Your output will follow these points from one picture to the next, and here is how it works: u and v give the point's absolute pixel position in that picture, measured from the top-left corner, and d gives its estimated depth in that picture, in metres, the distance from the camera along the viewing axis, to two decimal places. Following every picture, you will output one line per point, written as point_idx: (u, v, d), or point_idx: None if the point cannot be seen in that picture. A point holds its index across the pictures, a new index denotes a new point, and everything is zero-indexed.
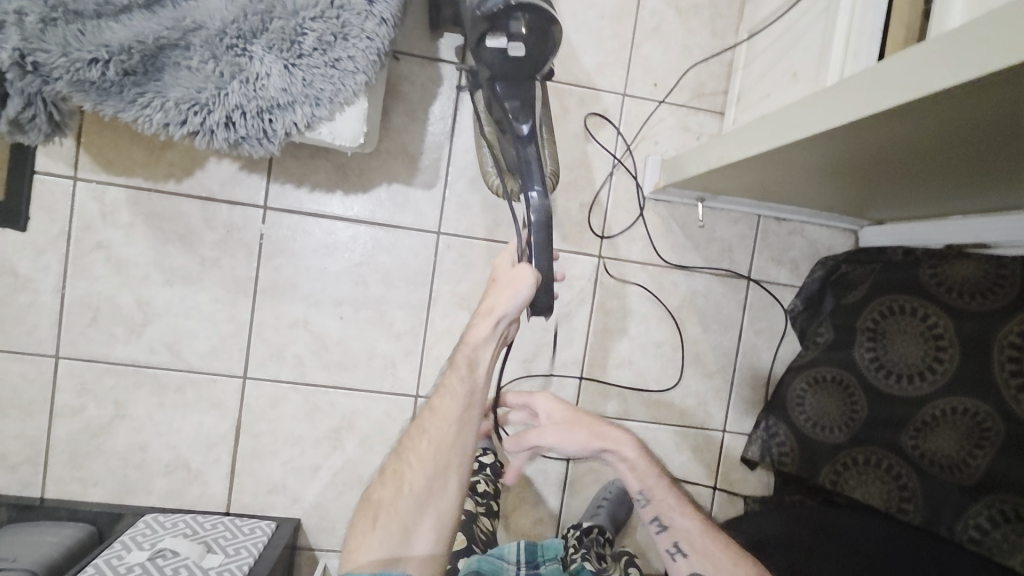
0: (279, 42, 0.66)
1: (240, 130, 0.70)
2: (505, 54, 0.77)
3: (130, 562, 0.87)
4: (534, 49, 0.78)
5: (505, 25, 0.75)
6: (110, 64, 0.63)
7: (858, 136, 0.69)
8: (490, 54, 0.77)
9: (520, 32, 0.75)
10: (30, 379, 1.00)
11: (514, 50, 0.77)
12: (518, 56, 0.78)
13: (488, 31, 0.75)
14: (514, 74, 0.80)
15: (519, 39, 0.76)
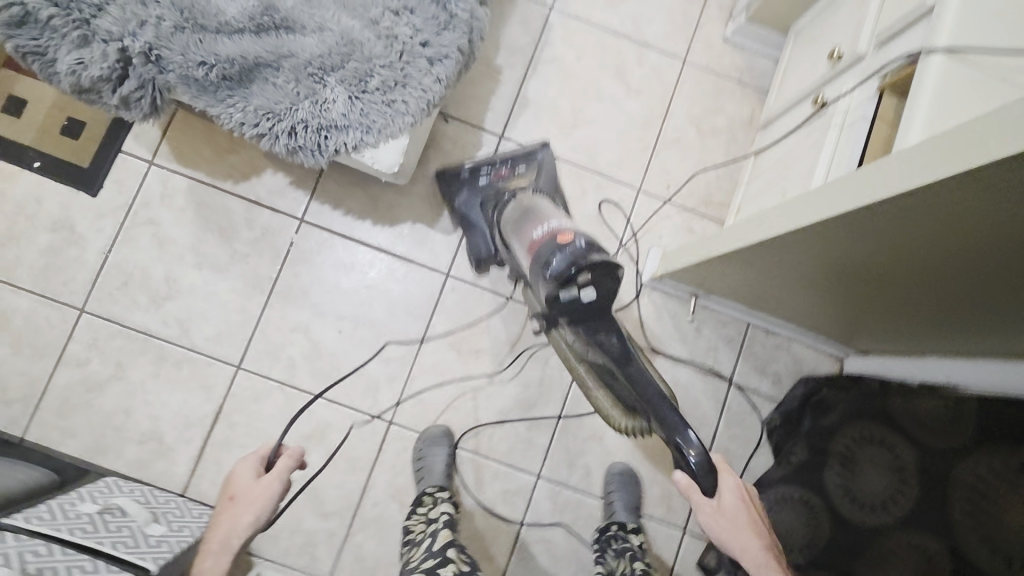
0: (349, 80, 0.80)
1: (299, 140, 0.81)
2: (580, 301, 0.88)
3: (79, 510, 0.89)
4: (604, 288, 0.89)
5: (570, 279, 0.86)
6: (213, 68, 0.77)
7: (833, 239, 0.75)
8: (565, 300, 0.88)
9: (586, 279, 0.87)
10: (52, 324, 1.10)
11: (587, 294, 0.87)
12: (590, 301, 0.88)
13: (560, 288, 0.87)
14: (584, 315, 0.91)
15: (587, 284, 0.87)
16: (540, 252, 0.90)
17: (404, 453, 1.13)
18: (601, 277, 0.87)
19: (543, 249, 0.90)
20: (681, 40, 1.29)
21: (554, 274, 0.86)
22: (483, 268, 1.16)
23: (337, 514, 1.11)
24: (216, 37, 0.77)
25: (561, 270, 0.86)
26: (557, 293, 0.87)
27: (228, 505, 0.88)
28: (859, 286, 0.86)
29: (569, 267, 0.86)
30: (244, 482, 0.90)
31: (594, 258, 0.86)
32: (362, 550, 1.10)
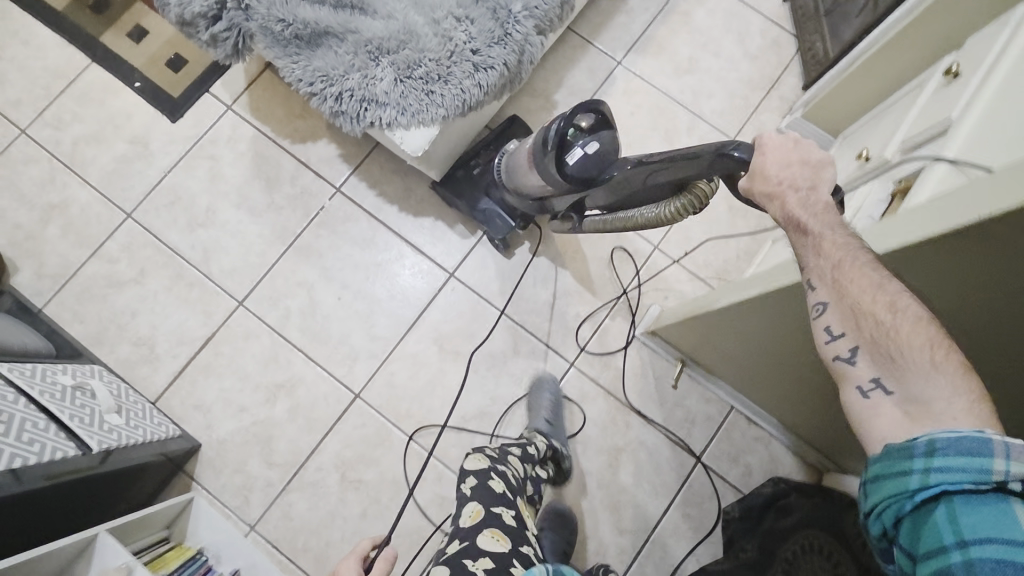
0: (400, 63, 0.89)
1: (342, 106, 0.90)
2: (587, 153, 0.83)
3: (57, 379, 0.95)
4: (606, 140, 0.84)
5: (567, 142, 0.84)
6: (289, 26, 0.88)
7: None
8: (574, 171, 0.84)
9: (584, 130, 0.84)
10: (101, 220, 1.22)
11: (590, 145, 0.83)
12: (597, 151, 0.83)
13: (564, 157, 0.84)
14: (606, 164, 0.83)
15: (589, 138, 0.84)
16: (540, 139, 0.88)
17: (361, 428, 1.16)
18: (598, 124, 0.84)
19: (540, 138, 0.88)
20: (734, 121, 1.33)
21: (556, 145, 0.84)
22: (508, 248, 1.23)
23: (281, 466, 1.14)
24: (300, 3, 0.89)
25: (558, 138, 0.84)
26: (568, 164, 0.84)
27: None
28: (820, 379, 0.85)
29: (565, 133, 0.84)
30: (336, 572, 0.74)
31: (591, 109, 0.84)
32: (292, 509, 1.12)
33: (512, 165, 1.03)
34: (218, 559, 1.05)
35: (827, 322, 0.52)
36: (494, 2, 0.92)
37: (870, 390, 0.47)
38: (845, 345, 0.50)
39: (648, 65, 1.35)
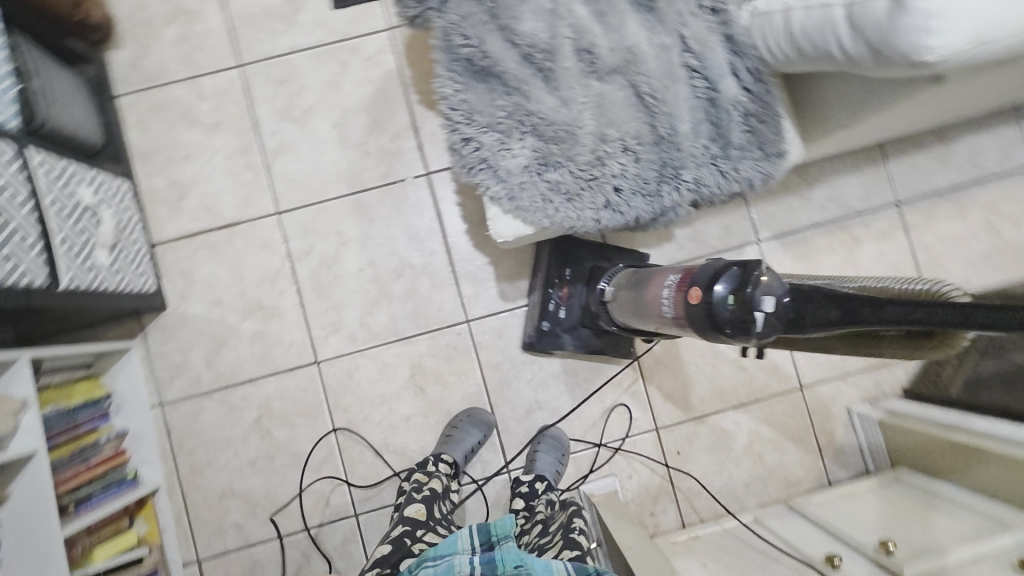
0: (540, 154, 0.81)
1: (463, 151, 0.83)
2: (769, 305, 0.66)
3: (76, 191, 0.96)
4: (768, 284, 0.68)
5: (733, 318, 0.68)
6: (469, 48, 0.81)
7: None
8: (763, 330, 0.67)
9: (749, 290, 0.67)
10: (213, 52, 1.19)
11: (766, 302, 0.66)
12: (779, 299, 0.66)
13: (749, 330, 0.67)
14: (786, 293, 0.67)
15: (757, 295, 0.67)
16: (699, 322, 0.72)
17: (298, 390, 1.16)
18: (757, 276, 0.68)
19: (698, 319, 0.73)
20: (817, 371, 1.21)
21: (727, 308, 0.69)
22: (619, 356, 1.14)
23: (216, 373, 1.16)
24: (494, 32, 0.81)
25: (724, 320, 0.69)
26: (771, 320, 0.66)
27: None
28: None
29: (720, 307, 0.69)
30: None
31: (726, 270, 0.70)
32: (201, 414, 1.15)
33: (647, 316, 0.89)
34: (117, 410, 1.13)
35: None
36: (671, 155, 0.82)
37: None
38: None
39: (781, 261, 1.22)
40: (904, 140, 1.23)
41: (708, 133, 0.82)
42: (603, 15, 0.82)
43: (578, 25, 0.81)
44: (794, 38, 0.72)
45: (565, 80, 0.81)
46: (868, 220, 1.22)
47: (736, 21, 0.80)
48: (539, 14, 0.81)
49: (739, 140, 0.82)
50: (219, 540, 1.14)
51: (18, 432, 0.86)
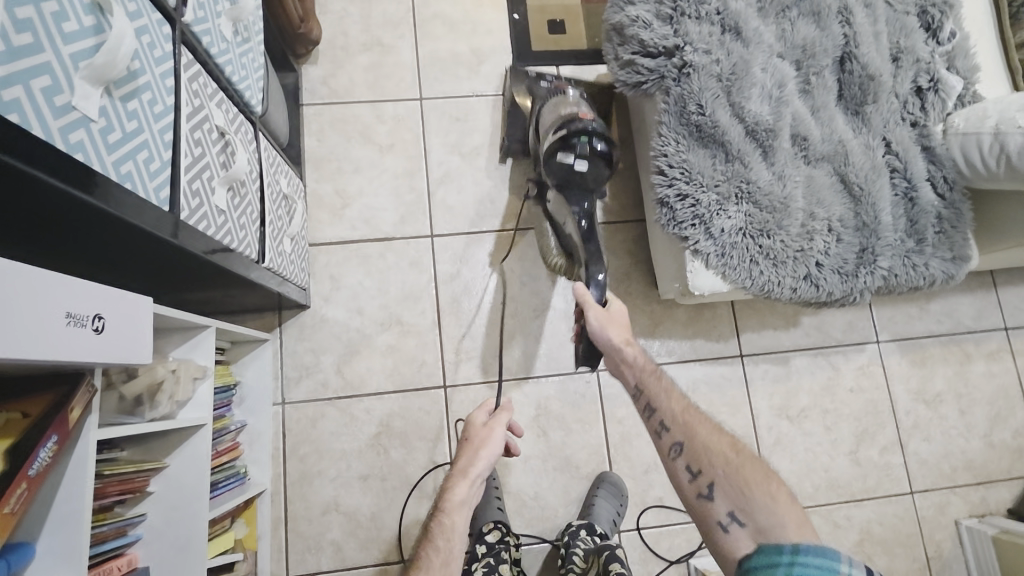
0: (754, 220, 0.87)
1: (676, 205, 0.89)
2: (572, 167, 0.96)
3: (280, 185, 1.00)
4: (593, 171, 0.97)
5: (573, 145, 0.96)
6: (701, 116, 0.88)
7: None
8: (563, 170, 0.96)
9: (581, 158, 0.96)
10: (399, 83, 1.29)
11: (579, 164, 0.96)
12: (582, 172, 0.97)
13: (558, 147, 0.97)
14: (582, 192, 0.98)
15: (581, 161, 0.96)
16: (567, 122, 0.99)
17: (421, 411, 1.15)
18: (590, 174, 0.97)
19: (567, 123, 0.99)
20: (929, 478, 1.22)
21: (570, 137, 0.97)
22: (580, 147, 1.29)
23: (344, 381, 1.15)
24: (725, 106, 0.89)
25: (569, 134, 0.96)
26: (563, 177, 0.97)
27: (463, 444, 0.89)
28: None
29: (576, 138, 0.96)
30: (474, 424, 0.92)
31: (602, 137, 0.97)
32: (321, 420, 1.13)
33: (547, 117, 1.08)
34: (240, 401, 1.10)
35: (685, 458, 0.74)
36: (871, 242, 0.88)
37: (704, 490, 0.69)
38: (687, 463, 0.74)
39: (896, 364, 1.27)
40: (1013, 270, 1.32)
41: (904, 228, 0.89)
42: (817, 110, 0.91)
43: (797, 115, 0.90)
44: (1010, 156, 0.81)
45: (782, 159, 0.89)
46: (978, 338, 1.29)
47: (934, 136, 0.91)
48: (766, 99, 0.90)
49: (932, 238, 0.89)
50: (312, 561, 1.08)
51: (190, 401, 0.84)
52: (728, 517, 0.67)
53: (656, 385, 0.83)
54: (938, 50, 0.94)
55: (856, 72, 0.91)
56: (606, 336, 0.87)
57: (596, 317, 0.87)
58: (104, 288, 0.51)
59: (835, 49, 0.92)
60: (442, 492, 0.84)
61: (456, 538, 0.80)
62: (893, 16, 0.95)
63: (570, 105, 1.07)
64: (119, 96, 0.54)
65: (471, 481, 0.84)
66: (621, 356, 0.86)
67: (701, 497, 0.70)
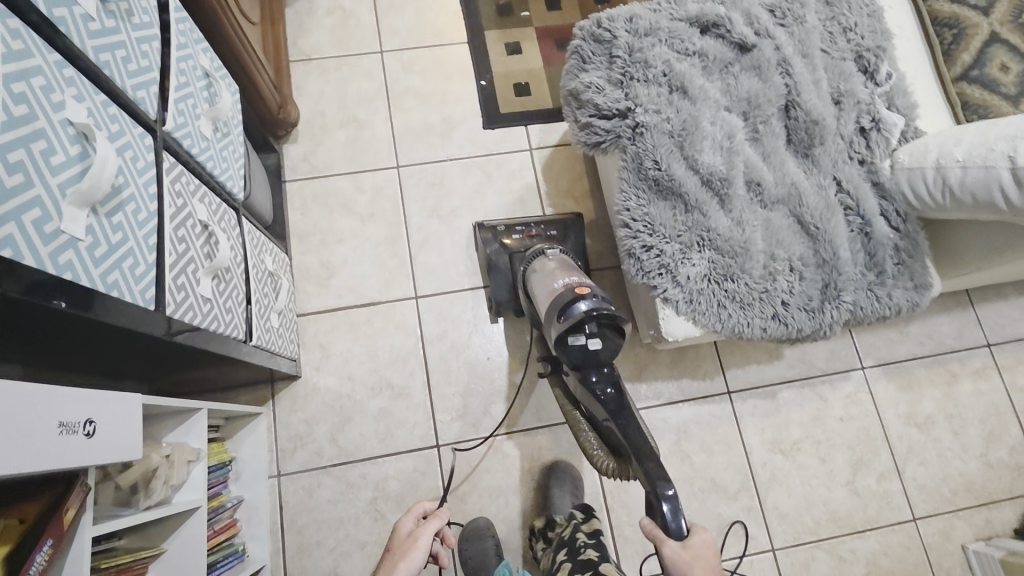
0: (717, 266, 0.91)
1: (643, 256, 0.93)
2: (585, 349, 0.88)
3: (265, 263, 1.05)
4: (606, 349, 0.90)
5: (580, 327, 0.88)
6: (657, 171, 0.93)
7: None
8: (576, 352, 0.89)
9: (593, 336, 0.88)
10: (376, 155, 1.36)
11: (592, 343, 0.88)
12: (596, 350, 0.89)
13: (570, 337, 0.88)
14: (597, 369, 0.89)
15: (594, 339, 0.88)
16: (568, 303, 0.89)
17: (415, 473, 1.16)
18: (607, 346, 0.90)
19: (565, 304, 0.90)
20: (930, 503, 1.21)
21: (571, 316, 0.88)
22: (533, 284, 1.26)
23: (338, 449, 1.17)
24: (680, 160, 0.93)
25: (579, 320, 0.87)
26: (574, 355, 0.89)
27: (384, 556, 0.84)
28: None
29: (584, 321, 0.88)
30: (400, 534, 0.87)
31: (611, 312, 0.88)
32: (317, 490, 1.14)
33: (544, 286, 1.01)
34: (236, 478, 1.10)
35: None
36: (833, 277, 0.91)
37: None
38: None
39: (884, 389, 1.28)
40: (988, 287, 1.35)
41: (863, 261, 0.93)
42: (769, 156, 0.96)
43: (750, 162, 0.94)
44: (952, 189, 0.85)
45: (740, 205, 0.92)
46: (962, 358, 1.30)
47: (883, 171, 0.95)
48: (718, 150, 0.94)
49: (893, 269, 0.92)
50: None
51: (185, 484, 0.85)
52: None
53: None
54: (878, 92, 0.99)
55: (801, 118, 0.96)
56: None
57: (670, 553, 0.69)
58: (98, 395, 0.54)
59: (780, 98, 0.97)
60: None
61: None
62: (831, 62, 1.01)
63: (566, 278, 0.99)
64: (105, 213, 0.58)
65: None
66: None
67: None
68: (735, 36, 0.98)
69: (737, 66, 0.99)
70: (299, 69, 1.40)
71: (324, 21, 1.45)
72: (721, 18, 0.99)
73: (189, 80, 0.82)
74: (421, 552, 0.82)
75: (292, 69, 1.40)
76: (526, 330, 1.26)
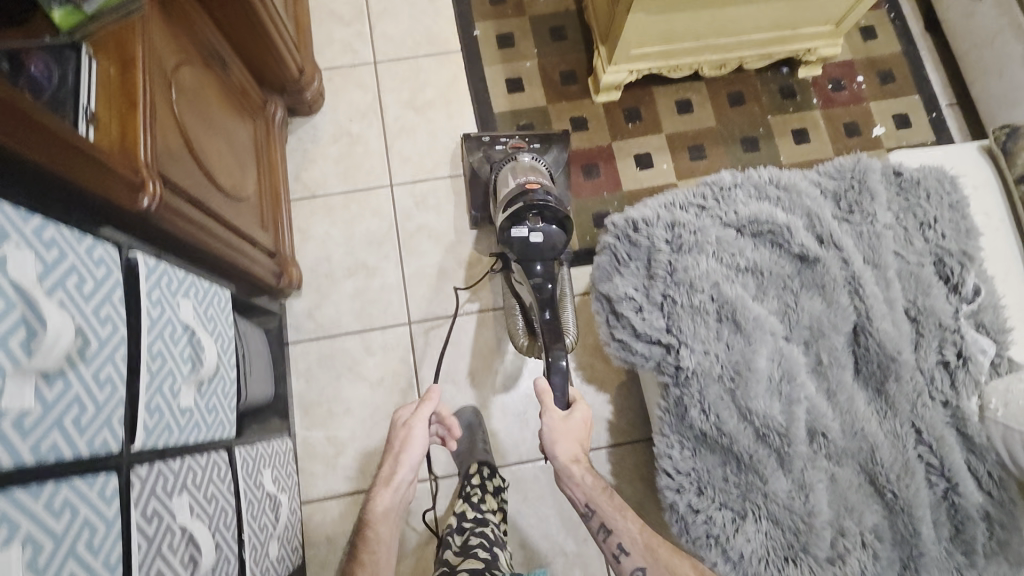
0: (776, 541, 0.79)
1: (689, 520, 0.81)
2: (527, 240, 0.86)
3: (262, 485, 0.95)
4: (556, 240, 0.87)
5: (524, 214, 0.87)
6: (705, 423, 0.81)
7: None
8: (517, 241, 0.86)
9: (540, 231, 0.86)
10: (384, 309, 1.24)
11: (534, 237, 0.86)
12: (540, 240, 0.86)
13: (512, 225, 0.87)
14: (540, 261, 0.87)
15: (541, 232, 0.86)
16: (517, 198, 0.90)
17: None
18: (557, 235, 0.87)
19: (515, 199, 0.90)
20: None
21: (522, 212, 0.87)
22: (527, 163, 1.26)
23: None
24: (733, 409, 0.81)
25: (522, 207, 0.87)
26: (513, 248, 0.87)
27: (388, 448, 1.02)
28: None
29: (527, 211, 0.87)
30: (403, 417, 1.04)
31: (555, 207, 0.88)
32: None
33: (502, 183, 1.04)
34: None
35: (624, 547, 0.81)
36: (908, 551, 0.79)
37: (619, 556, 0.81)
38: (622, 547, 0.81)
39: None
40: None
41: (943, 529, 0.81)
42: (834, 395, 0.83)
43: (812, 406, 0.82)
44: None
45: (800, 463, 0.79)
46: None
47: (971, 417, 0.81)
48: (775, 395, 0.81)
49: (982, 543, 0.79)
50: None
51: None
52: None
53: (609, 508, 0.84)
54: (962, 311, 0.85)
55: (872, 349, 0.84)
56: (556, 446, 0.85)
57: (550, 421, 0.85)
58: None
59: (846, 324, 0.84)
60: (370, 494, 1.00)
61: (383, 546, 0.95)
62: (907, 269, 0.87)
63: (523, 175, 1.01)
64: None
65: (394, 487, 0.98)
66: (570, 476, 0.86)
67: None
68: (795, 248, 0.84)
69: (796, 281, 0.86)
70: (302, 208, 1.27)
71: (330, 150, 1.31)
72: (777, 225, 0.85)
73: (166, 355, 0.70)
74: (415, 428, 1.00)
75: (293, 209, 1.27)
76: (546, 514, 1.16)
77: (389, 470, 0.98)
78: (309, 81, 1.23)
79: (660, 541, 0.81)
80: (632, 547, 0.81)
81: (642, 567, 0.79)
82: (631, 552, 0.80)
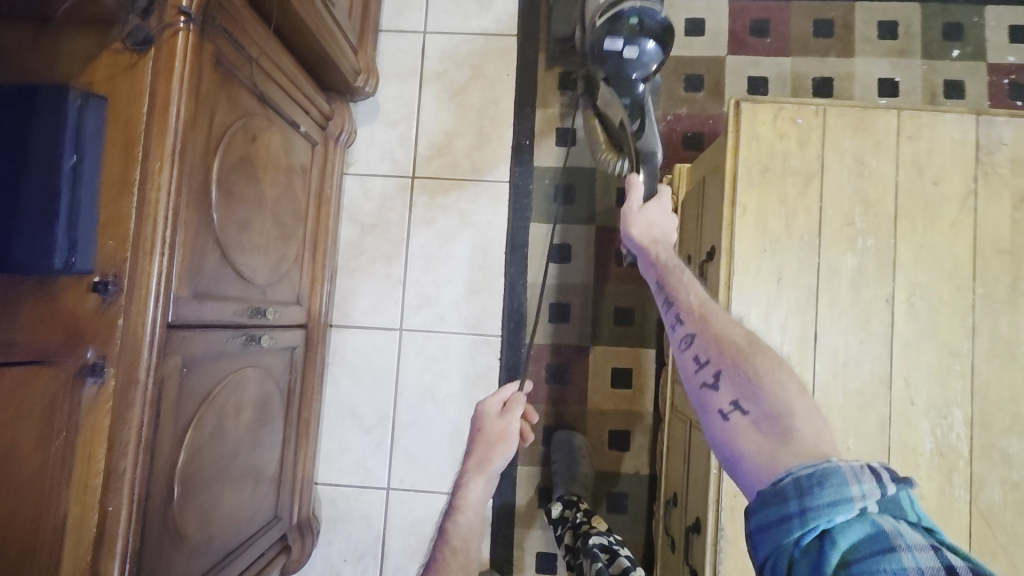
0: None
1: None
2: (618, 54, 0.82)
3: None
4: (649, 28, 0.81)
5: (618, 29, 0.81)
6: None
7: None
8: (604, 32, 0.82)
9: (629, 46, 0.81)
10: None
11: (629, 52, 0.81)
12: (635, 53, 0.81)
13: (604, 41, 0.82)
14: (639, 69, 0.83)
15: (633, 47, 0.81)
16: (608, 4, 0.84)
17: None
18: (647, 28, 0.81)
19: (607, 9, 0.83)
20: None
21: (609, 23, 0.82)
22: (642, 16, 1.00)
23: None
24: None
25: (616, 19, 0.81)
26: (604, 58, 0.83)
27: (475, 438, 0.90)
28: None
29: (622, 20, 0.81)
30: (488, 417, 0.90)
31: (654, 24, 0.81)
32: None
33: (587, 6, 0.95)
34: None
35: (695, 351, 0.59)
36: None
37: (682, 344, 0.61)
38: (686, 334, 0.61)
39: None
40: None
41: None
42: None
43: None
44: None
45: None
46: None
47: None
48: None
49: None
50: None
51: None
52: (729, 406, 0.54)
53: (675, 280, 0.68)
54: None
55: None
56: (630, 236, 0.78)
57: (628, 210, 0.79)
58: None
59: None
60: (459, 483, 0.87)
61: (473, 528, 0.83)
62: None
63: None
64: None
65: (486, 474, 0.86)
66: (648, 256, 0.76)
67: (697, 372, 0.58)
68: None
69: None
70: None
71: None
72: None
73: None
74: (517, 418, 0.89)
75: None
76: None
77: (482, 452, 0.87)
78: (294, 554, 1.06)
79: (722, 316, 0.61)
80: (688, 315, 0.63)
81: (693, 333, 0.61)
82: (684, 319, 0.63)
